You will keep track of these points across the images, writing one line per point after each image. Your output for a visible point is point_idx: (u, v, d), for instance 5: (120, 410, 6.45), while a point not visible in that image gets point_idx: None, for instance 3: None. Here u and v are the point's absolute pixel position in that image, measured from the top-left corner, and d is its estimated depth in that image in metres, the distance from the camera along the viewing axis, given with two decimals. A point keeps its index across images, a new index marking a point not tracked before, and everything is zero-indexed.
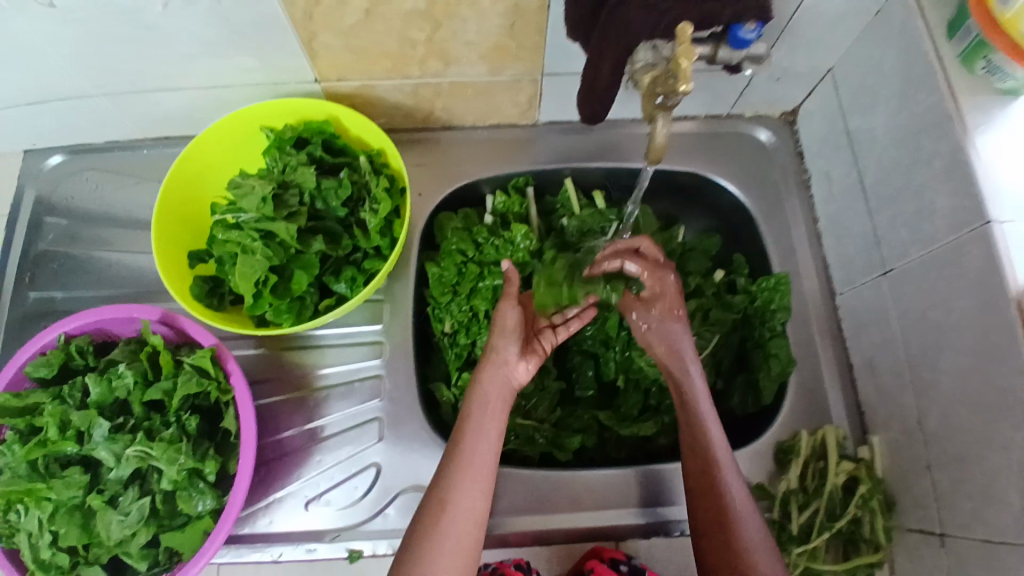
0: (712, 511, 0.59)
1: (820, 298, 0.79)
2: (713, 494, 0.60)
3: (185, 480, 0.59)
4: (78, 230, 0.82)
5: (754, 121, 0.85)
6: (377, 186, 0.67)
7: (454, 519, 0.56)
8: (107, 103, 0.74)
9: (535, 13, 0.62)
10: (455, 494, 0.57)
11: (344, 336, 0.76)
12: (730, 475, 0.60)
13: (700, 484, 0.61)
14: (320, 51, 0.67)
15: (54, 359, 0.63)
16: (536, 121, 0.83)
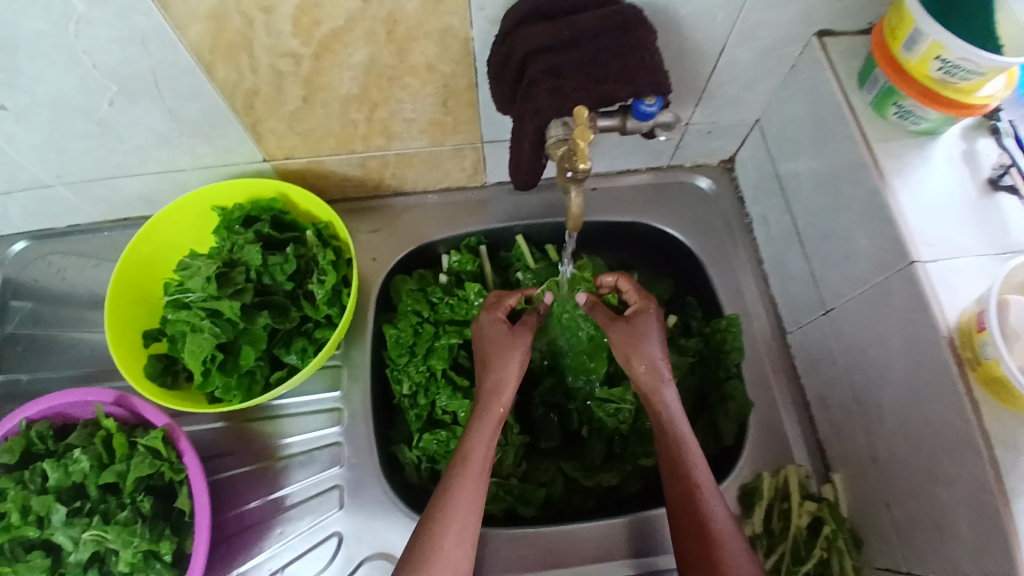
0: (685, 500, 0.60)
1: (771, 337, 0.80)
2: (693, 518, 0.59)
3: (141, 562, 0.59)
4: (43, 312, 0.84)
5: (695, 171, 0.88)
6: (324, 259, 0.69)
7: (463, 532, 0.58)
8: (66, 191, 0.77)
9: (464, 90, 0.67)
10: (462, 507, 0.58)
11: (304, 404, 0.76)
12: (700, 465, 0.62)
13: (679, 506, 0.60)
14: (266, 135, 0.70)
15: (16, 446, 0.64)
16: (486, 183, 0.86)
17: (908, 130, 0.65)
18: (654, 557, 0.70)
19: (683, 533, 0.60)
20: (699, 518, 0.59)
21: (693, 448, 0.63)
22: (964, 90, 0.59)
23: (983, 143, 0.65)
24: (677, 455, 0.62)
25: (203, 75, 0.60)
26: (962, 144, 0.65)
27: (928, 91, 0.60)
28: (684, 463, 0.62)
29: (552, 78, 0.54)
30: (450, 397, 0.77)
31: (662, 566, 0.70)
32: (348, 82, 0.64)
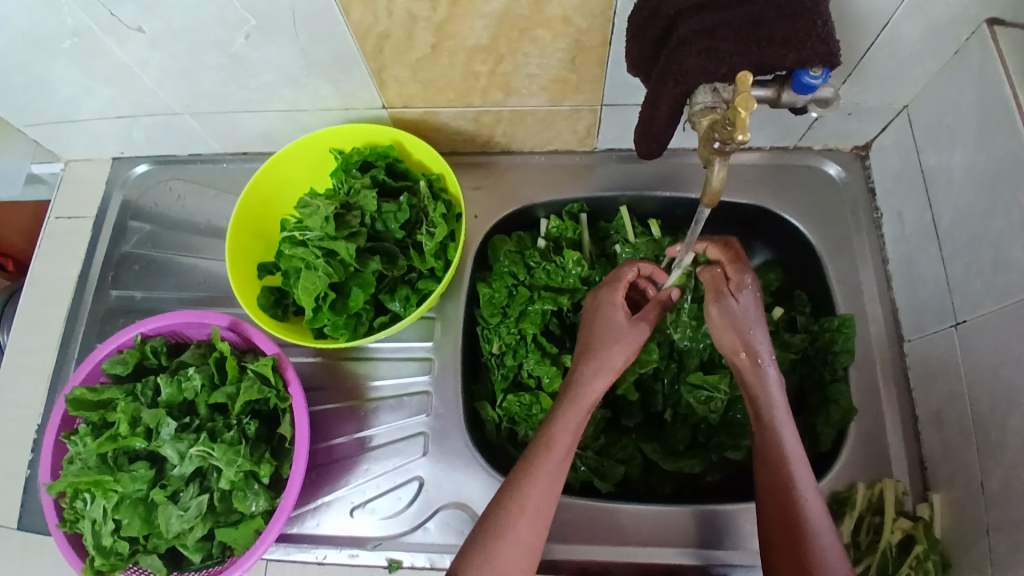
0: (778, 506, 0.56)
1: (888, 344, 0.75)
2: (785, 520, 0.56)
3: (241, 481, 0.62)
4: (159, 235, 0.88)
5: (824, 154, 0.83)
6: (434, 211, 0.69)
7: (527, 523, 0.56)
8: (192, 121, 0.80)
9: (596, 47, 0.64)
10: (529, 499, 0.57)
11: (396, 350, 0.78)
12: (802, 475, 0.57)
13: (770, 500, 0.57)
14: (389, 81, 0.70)
15: (130, 358, 0.68)
16: (595, 148, 0.83)
17: None
18: (720, 551, 0.68)
19: (772, 530, 0.56)
20: (792, 517, 0.55)
21: (791, 440, 0.59)
22: None
23: None
24: (771, 446, 0.59)
25: (339, 15, 0.60)
26: None
27: None
28: (779, 455, 0.58)
29: (706, 40, 0.50)
30: (538, 362, 0.76)
31: (725, 561, 0.68)
32: (478, 31, 0.62)
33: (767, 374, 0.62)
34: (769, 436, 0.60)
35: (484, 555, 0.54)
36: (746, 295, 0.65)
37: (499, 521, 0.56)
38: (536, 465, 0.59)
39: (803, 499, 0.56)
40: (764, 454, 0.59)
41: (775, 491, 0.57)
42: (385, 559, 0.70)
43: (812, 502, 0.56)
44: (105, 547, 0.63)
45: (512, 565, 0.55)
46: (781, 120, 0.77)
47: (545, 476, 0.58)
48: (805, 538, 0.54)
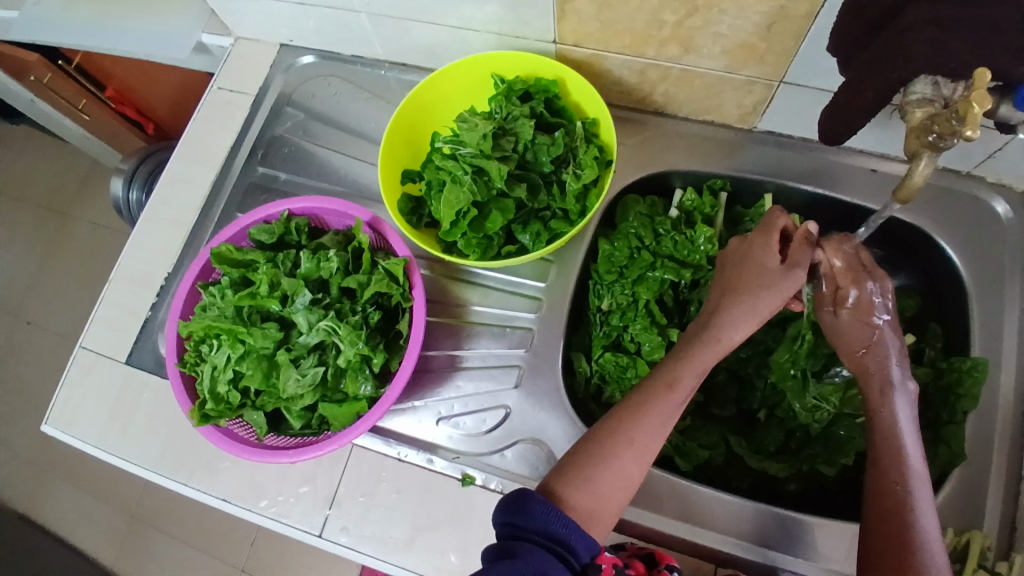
0: (889, 512, 0.53)
1: (1018, 401, 0.70)
2: (892, 528, 0.52)
3: (356, 363, 0.66)
4: (310, 125, 0.92)
5: (993, 190, 0.77)
6: (585, 153, 0.69)
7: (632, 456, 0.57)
8: (366, 21, 0.82)
9: (798, 18, 0.61)
10: (637, 435, 0.58)
11: (507, 283, 0.80)
12: (919, 487, 0.54)
13: (876, 507, 0.54)
14: (570, 15, 0.70)
15: (275, 230, 0.73)
16: (753, 128, 0.80)
17: None
18: (786, 555, 0.68)
19: (875, 542, 0.53)
20: (900, 529, 0.52)
21: (913, 451, 0.56)
22: None
23: None
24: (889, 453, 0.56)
25: None
26: None
27: None
28: (899, 463, 0.55)
29: (938, 32, 0.47)
30: (643, 329, 0.75)
31: (791, 567, 0.67)
32: None
33: (897, 392, 0.59)
34: (891, 444, 0.57)
35: (584, 475, 0.56)
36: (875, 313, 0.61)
37: (602, 447, 0.57)
38: (652, 404, 0.59)
39: (916, 511, 0.52)
40: (881, 456, 0.57)
41: (887, 498, 0.54)
42: (461, 472, 0.73)
43: (927, 521, 0.52)
44: (218, 394, 0.70)
45: (609, 494, 0.56)
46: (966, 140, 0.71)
47: (657, 417, 0.58)
48: (916, 554, 0.50)
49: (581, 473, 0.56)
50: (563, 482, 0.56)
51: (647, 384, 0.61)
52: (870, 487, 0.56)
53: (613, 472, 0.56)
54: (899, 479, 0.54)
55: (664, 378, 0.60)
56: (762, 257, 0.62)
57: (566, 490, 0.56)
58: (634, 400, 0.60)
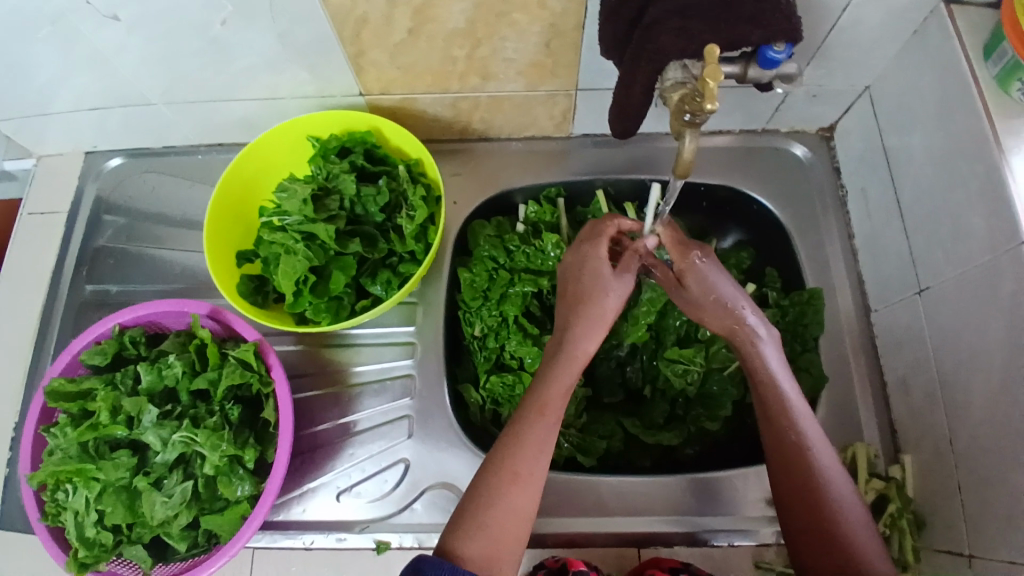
0: (789, 455, 0.58)
1: (854, 317, 0.78)
2: (797, 470, 0.57)
3: (226, 466, 0.62)
4: (134, 227, 0.87)
5: (790, 136, 0.86)
6: (414, 194, 0.70)
7: (522, 488, 0.57)
8: (168, 111, 0.79)
9: (571, 30, 0.65)
10: (520, 466, 0.57)
11: (378, 335, 0.79)
12: (809, 424, 0.59)
13: (780, 456, 0.58)
14: (367, 67, 0.70)
15: (109, 348, 0.68)
16: (571, 133, 0.85)
17: None
18: (702, 518, 0.70)
19: (786, 489, 0.58)
20: (805, 470, 0.57)
21: (790, 389, 0.60)
22: None
23: None
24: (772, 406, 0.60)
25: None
26: None
27: None
28: (783, 406, 0.59)
29: (678, 19, 0.52)
30: (519, 343, 0.77)
31: (708, 526, 0.70)
32: (456, 15, 0.63)
33: (763, 345, 0.62)
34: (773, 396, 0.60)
35: (478, 524, 0.55)
36: (698, 271, 0.66)
37: (490, 490, 0.57)
38: (526, 433, 0.59)
39: (814, 451, 0.57)
40: (769, 408, 0.60)
41: (788, 449, 0.58)
42: (373, 541, 0.71)
43: (823, 455, 0.58)
44: (88, 539, 0.62)
45: (506, 535, 0.55)
46: (750, 104, 0.79)
47: (535, 442, 0.59)
48: (822, 491, 0.56)
49: (473, 522, 0.55)
50: (457, 537, 0.54)
51: (518, 417, 0.61)
52: (767, 433, 0.60)
53: (505, 508, 0.56)
54: (789, 428, 0.58)
55: (534, 403, 0.61)
56: (597, 266, 0.66)
57: (461, 544, 0.54)
58: (508, 435, 0.59)
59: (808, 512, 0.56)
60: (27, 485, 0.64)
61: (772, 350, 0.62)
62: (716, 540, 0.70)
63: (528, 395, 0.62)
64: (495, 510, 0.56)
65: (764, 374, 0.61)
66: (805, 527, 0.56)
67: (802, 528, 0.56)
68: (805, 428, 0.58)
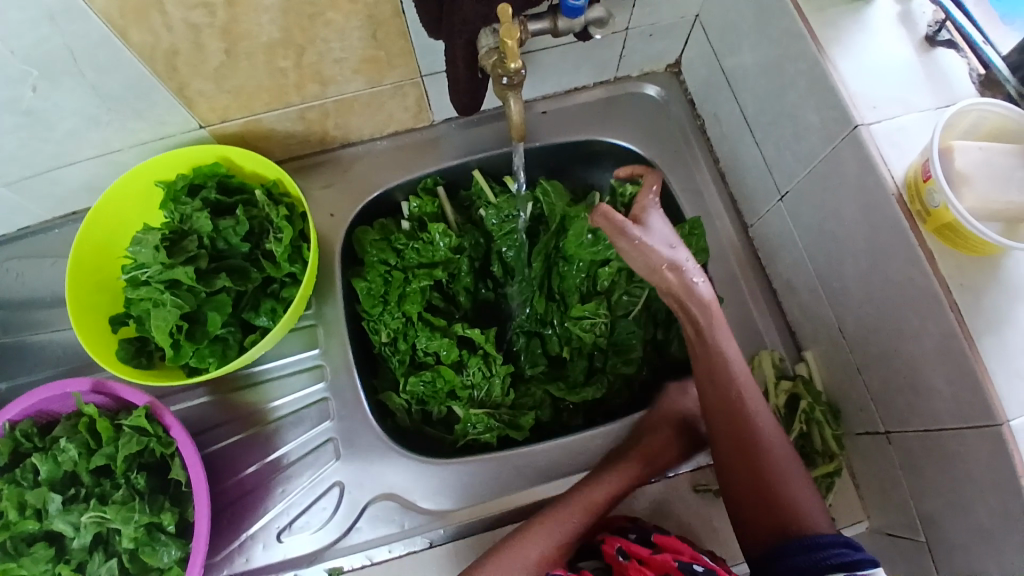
0: (731, 431, 0.61)
1: (736, 236, 0.81)
2: (737, 441, 0.61)
3: (145, 536, 0.59)
4: (9, 320, 0.81)
5: (642, 79, 0.88)
6: (276, 216, 0.68)
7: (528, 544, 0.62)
8: (9, 193, 0.74)
9: (392, 19, 0.65)
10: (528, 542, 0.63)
11: (283, 366, 0.76)
12: (752, 396, 0.61)
13: (723, 432, 0.62)
14: (197, 98, 0.68)
15: (3, 449, 0.63)
16: (433, 121, 0.84)
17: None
18: None
19: (726, 456, 0.62)
20: (746, 439, 0.60)
21: (739, 362, 0.62)
22: None
23: (918, 1, 0.64)
24: (717, 378, 0.62)
25: (115, 41, 0.58)
26: (899, 5, 0.64)
27: None
28: (730, 379, 0.62)
29: None
30: (429, 337, 0.77)
31: None
32: (267, 26, 0.61)
33: (696, 281, 0.62)
34: (718, 368, 0.62)
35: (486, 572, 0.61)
36: (649, 220, 0.67)
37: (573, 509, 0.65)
38: (538, 529, 0.63)
39: (757, 421, 0.61)
40: (713, 380, 0.62)
41: (728, 412, 0.62)
42: (325, 569, 0.69)
43: (763, 420, 0.61)
44: None
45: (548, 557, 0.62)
46: (595, 55, 0.81)
47: (546, 528, 0.63)
48: (757, 455, 0.60)
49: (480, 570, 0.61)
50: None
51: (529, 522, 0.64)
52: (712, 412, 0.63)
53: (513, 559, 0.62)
54: (733, 396, 0.61)
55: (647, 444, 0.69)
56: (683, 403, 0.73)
57: None
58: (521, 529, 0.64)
59: (749, 480, 0.60)
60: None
61: (723, 329, 0.62)
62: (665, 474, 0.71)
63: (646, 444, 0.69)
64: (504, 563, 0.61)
65: (708, 360, 0.62)
66: (745, 495, 0.60)
67: (740, 487, 0.60)
68: (750, 399, 0.61)
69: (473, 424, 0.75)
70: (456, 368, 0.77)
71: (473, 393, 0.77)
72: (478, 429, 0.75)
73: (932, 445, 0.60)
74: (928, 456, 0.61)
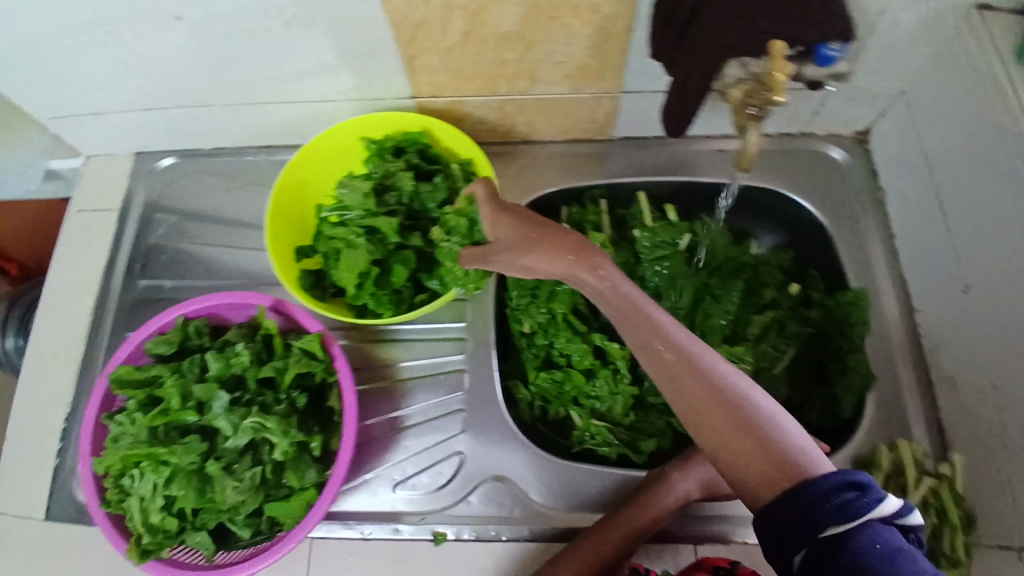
0: (713, 433, 0.52)
1: (899, 318, 0.80)
2: (734, 450, 0.50)
3: (294, 453, 0.63)
4: (186, 226, 0.88)
5: (828, 140, 0.87)
6: (469, 191, 0.73)
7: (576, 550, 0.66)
8: (221, 112, 0.82)
9: (620, 35, 0.68)
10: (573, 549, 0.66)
11: (429, 332, 0.79)
12: (757, 398, 0.52)
13: (738, 441, 0.50)
14: (419, 70, 0.73)
15: (174, 338, 0.69)
16: (612, 136, 0.87)
17: None
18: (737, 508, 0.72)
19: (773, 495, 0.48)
20: (762, 455, 0.49)
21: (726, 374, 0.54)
22: None
23: None
24: (715, 424, 0.52)
25: (375, 2, 0.63)
26: None
27: None
28: (707, 384, 0.53)
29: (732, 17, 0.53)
30: (569, 340, 0.77)
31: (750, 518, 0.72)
32: (509, 18, 0.66)
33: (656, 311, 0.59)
34: (734, 409, 0.52)
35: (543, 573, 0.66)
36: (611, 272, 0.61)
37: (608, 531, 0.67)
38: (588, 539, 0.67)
39: (758, 421, 0.51)
40: (711, 431, 0.52)
41: (740, 431, 0.51)
42: (429, 532, 0.71)
43: (788, 426, 0.51)
44: (152, 524, 0.63)
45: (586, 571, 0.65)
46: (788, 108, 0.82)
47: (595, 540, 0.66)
48: (779, 464, 0.49)
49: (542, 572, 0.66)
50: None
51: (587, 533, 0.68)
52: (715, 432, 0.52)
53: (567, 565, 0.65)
54: (751, 443, 0.50)
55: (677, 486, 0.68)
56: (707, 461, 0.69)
57: None
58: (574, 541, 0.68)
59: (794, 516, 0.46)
60: (90, 468, 0.64)
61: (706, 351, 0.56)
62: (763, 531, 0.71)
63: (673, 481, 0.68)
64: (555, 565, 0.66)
65: (675, 377, 0.55)
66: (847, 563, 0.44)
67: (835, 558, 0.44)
68: (756, 404, 0.52)
69: (592, 434, 0.77)
70: (586, 376, 0.78)
71: (596, 405, 0.78)
72: (595, 440, 0.77)
73: None
74: None
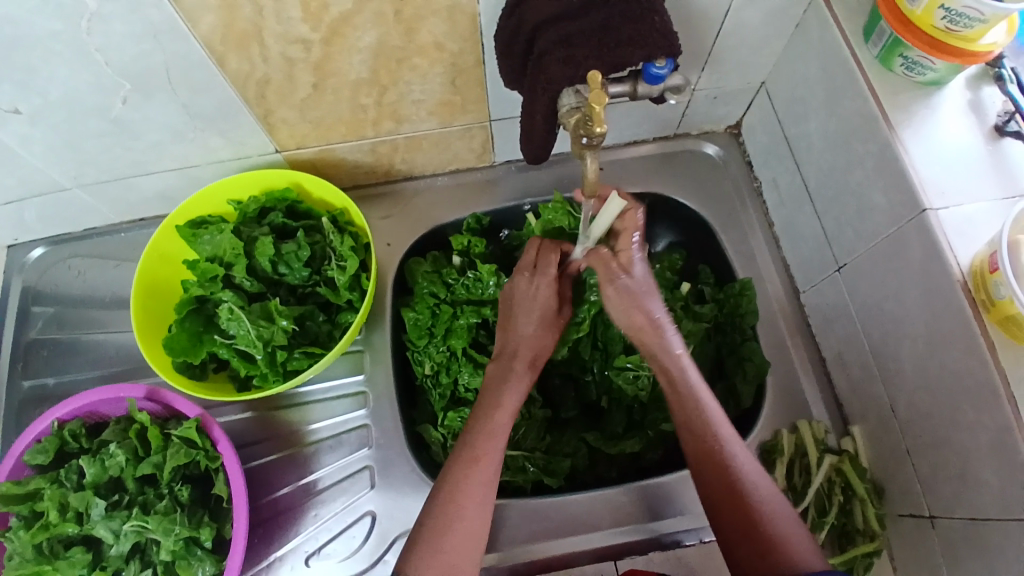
0: (714, 469, 0.59)
1: (787, 301, 0.82)
2: (719, 475, 0.59)
3: (182, 549, 0.60)
4: (65, 316, 0.84)
5: (702, 138, 0.90)
6: (341, 245, 0.71)
7: (474, 482, 0.58)
8: (83, 194, 0.77)
9: (473, 68, 0.67)
10: (467, 479, 0.58)
11: (327, 390, 0.77)
12: (733, 446, 0.60)
13: (706, 467, 0.60)
14: (278, 125, 0.71)
15: (50, 446, 0.64)
16: (494, 162, 0.87)
17: (914, 82, 0.63)
18: (666, 521, 0.72)
19: (717, 496, 0.59)
20: (736, 501, 0.58)
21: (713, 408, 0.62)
22: (970, 38, 0.58)
23: (986, 93, 0.63)
24: (759, 533, 0.56)
25: (213, 66, 0.61)
26: (966, 95, 0.63)
27: (935, 40, 0.59)
28: (706, 424, 0.61)
29: (564, 48, 0.54)
30: (472, 374, 0.77)
31: (677, 528, 0.72)
32: (357, 66, 0.64)
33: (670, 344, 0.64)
34: (753, 527, 0.56)
35: (436, 547, 0.55)
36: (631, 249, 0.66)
37: (446, 516, 0.56)
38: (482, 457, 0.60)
39: (732, 455, 0.60)
40: (733, 518, 0.57)
41: (707, 457, 0.60)
42: None
43: (741, 462, 0.59)
44: None
45: (463, 553, 0.55)
46: (659, 114, 0.83)
47: (488, 464, 0.60)
48: (744, 497, 0.57)
49: (433, 528, 0.56)
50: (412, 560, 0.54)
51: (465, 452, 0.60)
52: (720, 469, 0.59)
53: (467, 506, 0.57)
54: (780, 553, 0.54)
55: (485, 426, 0.62)
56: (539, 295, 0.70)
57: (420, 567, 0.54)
58: (461, 458, 0.60)
59: (734, 513, 0.57)
60: None
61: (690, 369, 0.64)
62: (694, 539, 0.72)
63: (474, 424, 0.62)
64: (453, 516, 0.56)
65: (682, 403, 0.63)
66: (737, 539, 0.57)
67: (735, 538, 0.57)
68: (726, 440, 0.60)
69: (508, 466, 0.75)
70: None
71: (510, 434, 0.77)
72: (512, 471, 0.75)
73: (977, 539, 0.58)
74: (970, 551, 0.58)
